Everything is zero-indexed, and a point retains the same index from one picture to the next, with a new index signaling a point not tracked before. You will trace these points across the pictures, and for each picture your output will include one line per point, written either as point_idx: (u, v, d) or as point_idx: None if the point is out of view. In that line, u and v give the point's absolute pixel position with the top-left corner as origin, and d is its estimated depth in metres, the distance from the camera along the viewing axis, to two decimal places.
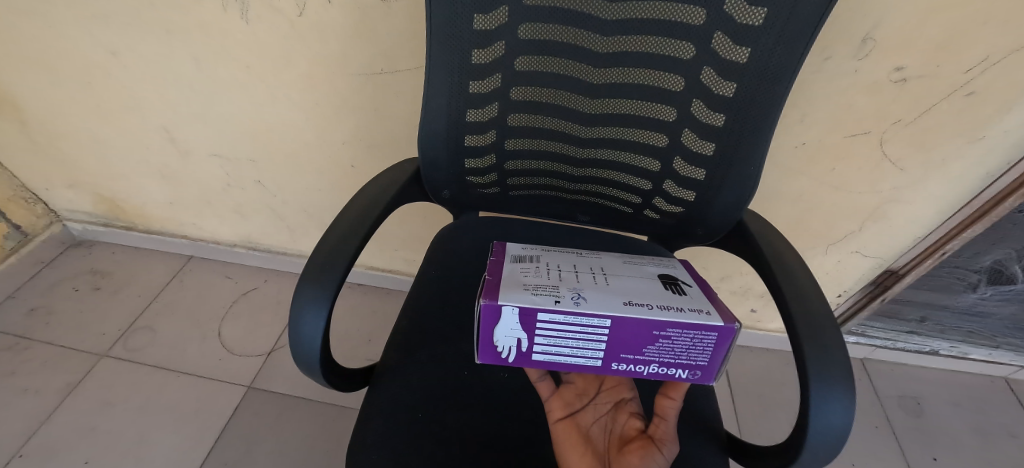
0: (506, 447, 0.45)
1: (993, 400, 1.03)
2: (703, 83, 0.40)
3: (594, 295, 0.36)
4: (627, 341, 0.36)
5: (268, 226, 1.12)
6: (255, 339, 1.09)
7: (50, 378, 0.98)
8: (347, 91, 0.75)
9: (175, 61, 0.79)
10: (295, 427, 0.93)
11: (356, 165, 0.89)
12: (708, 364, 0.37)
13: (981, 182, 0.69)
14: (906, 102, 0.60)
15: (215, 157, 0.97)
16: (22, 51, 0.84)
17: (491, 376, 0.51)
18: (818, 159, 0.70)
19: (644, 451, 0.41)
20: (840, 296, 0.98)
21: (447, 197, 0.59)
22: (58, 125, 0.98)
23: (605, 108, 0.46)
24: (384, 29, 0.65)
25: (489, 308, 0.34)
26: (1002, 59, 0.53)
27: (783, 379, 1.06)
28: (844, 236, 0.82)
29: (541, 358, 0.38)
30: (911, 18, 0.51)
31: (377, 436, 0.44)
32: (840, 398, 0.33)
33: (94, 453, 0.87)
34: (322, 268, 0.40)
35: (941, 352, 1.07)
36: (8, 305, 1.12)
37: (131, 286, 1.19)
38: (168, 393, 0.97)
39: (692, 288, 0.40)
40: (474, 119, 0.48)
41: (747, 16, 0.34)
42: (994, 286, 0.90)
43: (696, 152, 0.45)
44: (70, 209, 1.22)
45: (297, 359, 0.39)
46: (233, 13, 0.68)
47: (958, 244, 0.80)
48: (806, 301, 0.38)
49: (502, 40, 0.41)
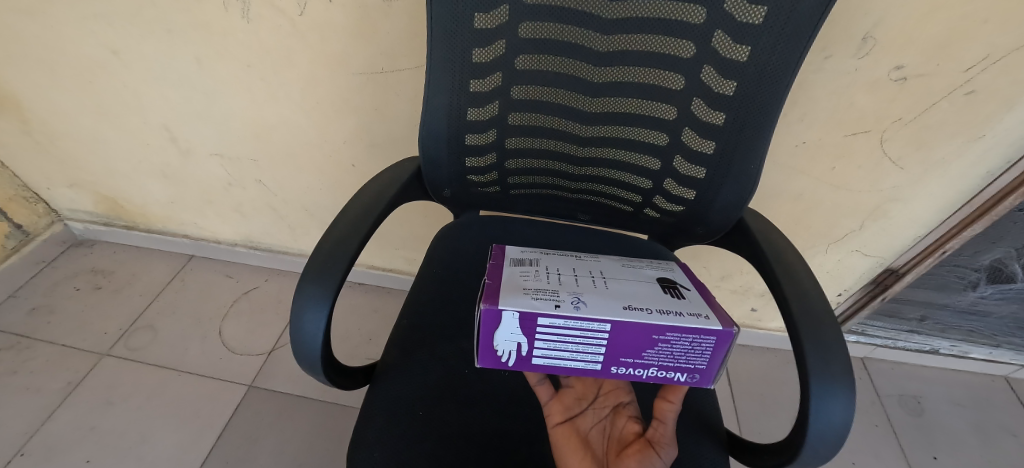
0: (505, 447, 0.45)
1: (994, 399, 1.03)
2: (703, 82, 0.40)
3: (593, 299, 0.37)
4: (626, 345, 0.36)
5: (269, 225, 1.13)
6: (256, 338, 1.09)
7: (51, 377, 0.98)
8: (348, 90, 0.76)
9: (176, 61, 0.79)
10: (296, 426, 0.93)
11: (357, 164, 0.89)
12: (707, 368, 0.37)
13: (981, 181, 0.70)
14: (906, 102, 0.60)
15: (216, 157, 0.97)
16: (24, 51, 0.85)
17: (491, 374, 0.51)
18: (818, 158, 0.70)
19: (642, 454, 0.41)
20: (840, 296, 0.98)
21: (448, 196, 0.60)
22: (59, 124, 0.98)
23: (605, 107, 0.46)
24: (384, 29, 0.65)
25: (490, 313, 0.35)
26: (1002, 58, 0.53)
27: (783, 378, 1.06)
28: (845, 235, 0.82)
29: (541, 362, 0.38)
30: (910, 18, 0.51)
31: (377, 434, 0.44)
32: (838, 396, 0.33)
33: (95, 452, 0.88)
34: (323, 267, 0.40)
35: (942, 351, 1.07)
36: (9, 305, 1.12)
37: (132, 286, 1.19)
38: (170, 393, 0.97)
39: (691, 291, 0.40)
40: (475, 118, 0.48)
41: (747, 15, 0.34)
42: (994, 285, 0.90)
43: (696, 151, 0.45)
44: (72, 208, 1.22)
45: (298, 357, 0.39)
46: (235, 13, 0.68)
47: (958, 243, 0.80)
48: (807, 300, 0.38)
49: (502, 39, 0.41)
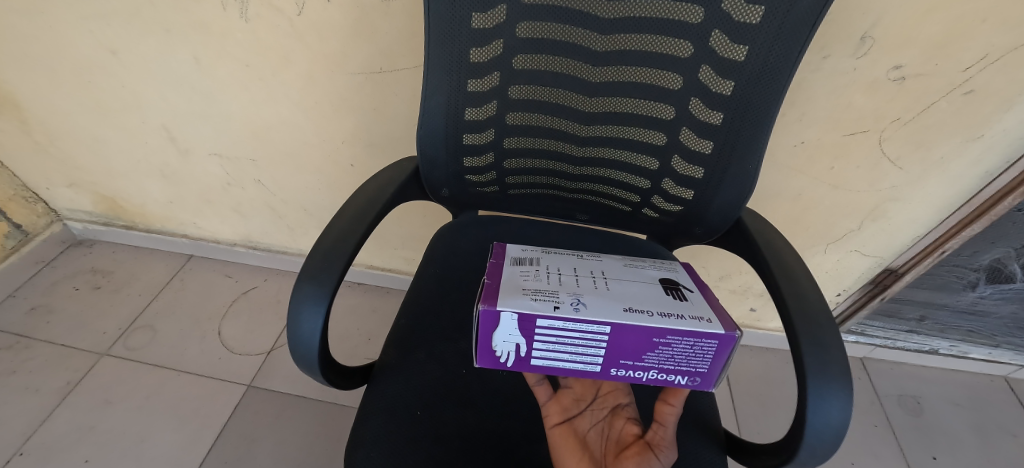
0: (504, 448, 0.45)
1: (993, 399, 1.03)
2: (701, 81, 0.40)
3: (593, 300, 0.37)
4: (626, 347, 0.36)
5: (268, 225, 1.13)
6: (255, 338, 1.09)
7: (50, 377, 0.98)
8: (347, 90, 0.76)
9: (175, 60, 0.79)
10: (295, 426, 0.93)
11: (356, 164, 0.89)
12: (708, 371, 0.37)
13: (980, 181, 0.70)
14: (905, 101, 0.60)
15: (215, 156, 0.97)
16: (22, 51, 0.85)
17: (489, 375, 0.51)
18: (816, 158, 0.70)
19: (641, 456, 0.41)
20: (839, 296, 0.98)
21: (446, 196, 0.60)
22: (58, 124, 0.98)
23: (603, 107, 0.46)
24: (383, 28, 0.65)
25: (489, 314, 0.35)
26: (1001, 58, 0.53)
27: (783, 378, 1.06)
28: (843, 235, 0.82)
29: (540, 363, 0.38)
30: (908, 18, 0.51)
31: (375, 433, 0.44)
32: (836, 397, 0.33)
33: (94, 451, 0.88)
34: (321, 267, 0.40)
35: (941, 351, 1.07)
36: (9, 304, 1.12)
37: (132, 285, 1.19)
38: (169, 392, 0.97)
39: (692, 293, 0.40)
40: (473, 118, 0.48)
41: (745, 14, 0.34)
42: (993, 285, 0.90)
43: (693, 150, 0.45)
44: (71, 208, 1.22)
45: (295, 357, 0.39)
46: (233, 12, 0.68)
47: (957, 243, 0.80)
48: (806, 301, 0.38)
49: (500, 38, 0.41)
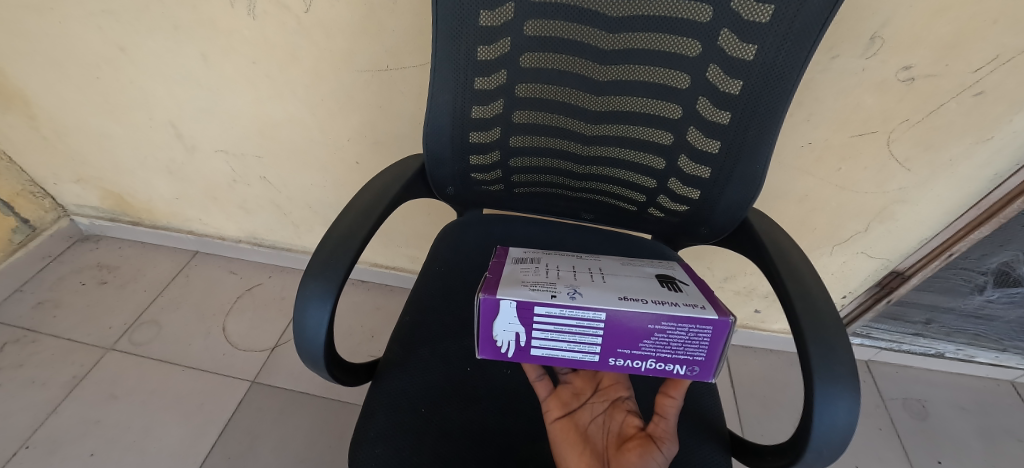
0: (508, 445, 0.45)
1: (1000, 404, 1.02)
2: (710, 80, 0.39)
3: (589, 291, 0.37)
4: (623, 335, 0.36)
5: (273, 222, 1.13)
6: (260, 334, 1.09)
7: (56, 371, 0.99)
8: (353, 88, 0.76)
9: (183, 58, 0.80)
10: (298, 423, 0.93)
11: (362, 161, 0.90)
12: (706, 359, 0.36)
13: (990, 183, 0.69)
14: (914, 103, 0.59)
15: (221, 153, 0.97)
16: (32, 47, 0.85)
17: (493, 373, 0.51)
18: (824, 158, 0.69)
19: (643, 448, 0.40)
20: (846, 297, 0.97)
21: (452, 193, 0.60)
22: (65, 119, 0.99)
23: (610, 106, 0.46)
24: (391, 26, 0.65)
25: (488, 303, 0.35)
26: (1013, 59, 0.53)
27: (787, 380, 1.05)
28: (851, 236, 0.82)
29: (540, 354, 0.38)
30: (920, 18, 0.50)
31: (380, 430, 0.44)
32: (843, 397, 0.33)
33: (100, 445, 0.88)
34: (327, 260, 0.40)
35: (947, 355, 1.06)
36: (16, 299, 1.14)
37: (139, 280, 1.20)
38: (175, 386, 0.98)
39: (689, 286, 0.40)
40: (479, 115, 0.48)
41: (755, 13, 0.34)
42: (1001, 288, 0.89)
43: (700, 150, 0.45)
44: (78, 204, 1.23)
45: (301, 352, 0.39)
46: (241, 10, 0.68)
47: (966, 245, 0.79)
48: (812, 301, 0.38)
49: (508, 35, 0.41)
